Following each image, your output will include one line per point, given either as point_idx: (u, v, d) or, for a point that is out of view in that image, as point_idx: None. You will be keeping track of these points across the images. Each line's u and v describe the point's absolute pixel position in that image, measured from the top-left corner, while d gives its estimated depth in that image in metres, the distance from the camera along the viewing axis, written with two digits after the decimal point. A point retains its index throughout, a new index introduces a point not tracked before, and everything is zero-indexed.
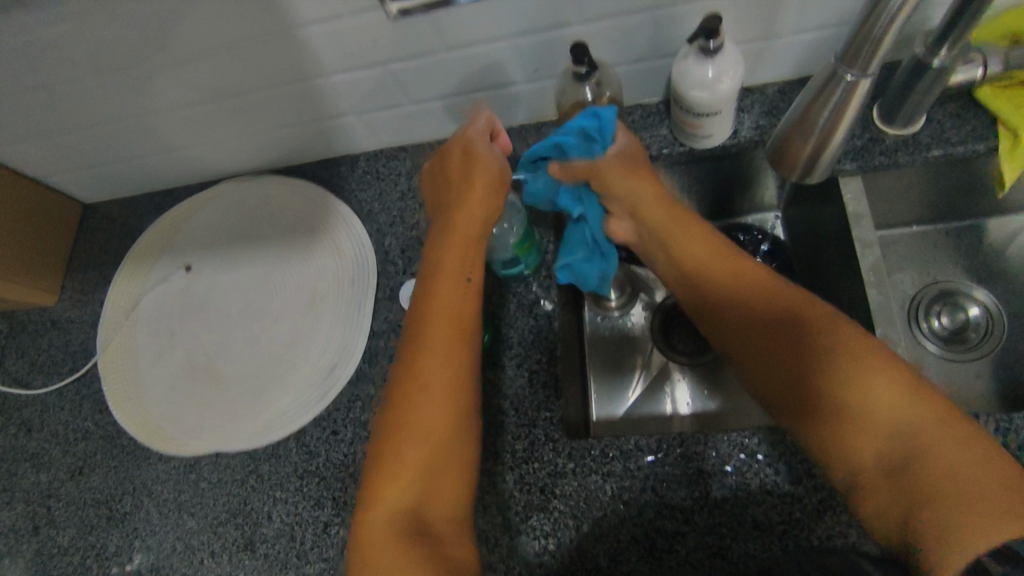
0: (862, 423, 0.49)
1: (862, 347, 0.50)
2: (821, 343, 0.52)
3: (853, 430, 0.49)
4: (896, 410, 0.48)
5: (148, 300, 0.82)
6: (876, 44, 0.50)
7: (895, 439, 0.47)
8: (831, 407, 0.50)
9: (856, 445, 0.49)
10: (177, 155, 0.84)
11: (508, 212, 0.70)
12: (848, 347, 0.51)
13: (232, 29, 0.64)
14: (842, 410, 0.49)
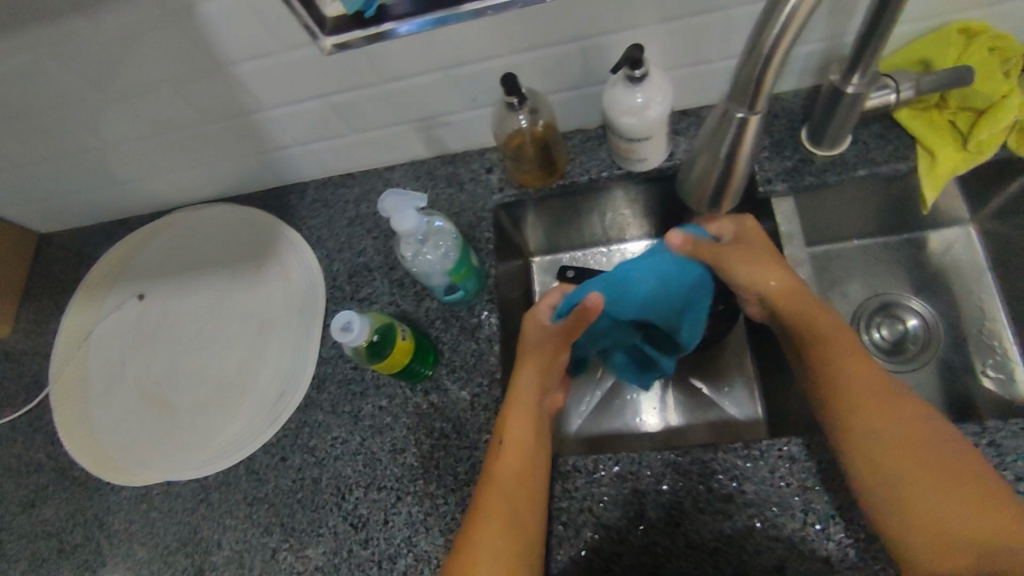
0: (890, 459, 0.53)
1: (903, 411, 0.55)
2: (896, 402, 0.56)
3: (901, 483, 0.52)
4: (938, 464, 0.52)
5: (99, 330, 0.82)
6: (761, 86, 0.47)
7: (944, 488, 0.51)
8: (881, 458, 0.54)
9: (886, 488, 0.53)
10: (128, 187, 0.85)
11: (443, 238, 0.68)
12: (914, 415, 0.55)
13: (170, 68, 0.66)
14: (864, 443, 0.55)
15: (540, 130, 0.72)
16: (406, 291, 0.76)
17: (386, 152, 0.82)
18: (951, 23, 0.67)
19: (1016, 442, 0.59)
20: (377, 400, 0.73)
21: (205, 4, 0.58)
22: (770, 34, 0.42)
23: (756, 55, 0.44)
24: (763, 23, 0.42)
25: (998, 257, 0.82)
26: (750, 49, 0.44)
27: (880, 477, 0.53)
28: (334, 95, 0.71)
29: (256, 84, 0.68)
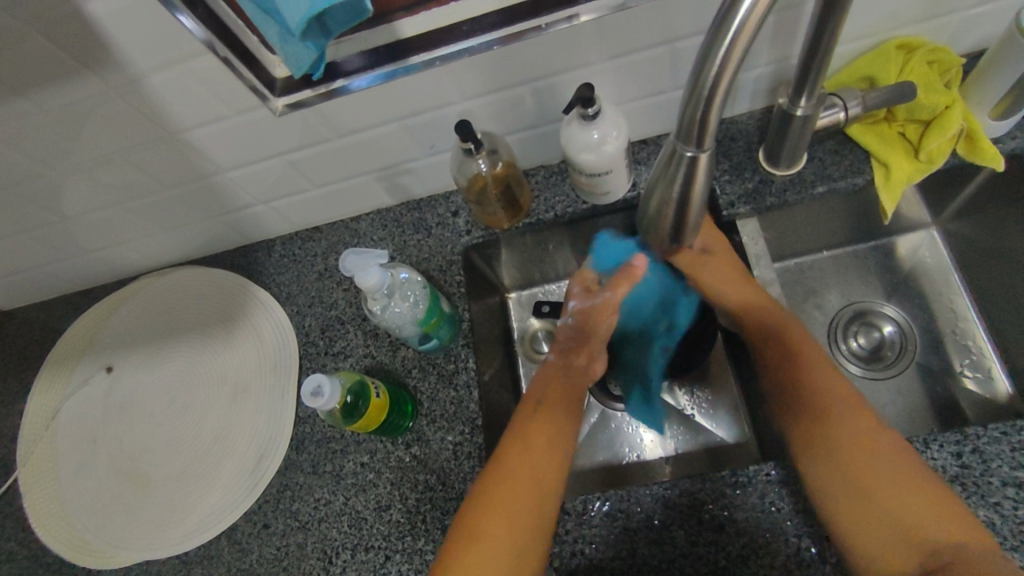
0: (834, 462, 0.57)
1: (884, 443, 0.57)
2: (845, 415, 0.60)
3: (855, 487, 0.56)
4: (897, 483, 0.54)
5: (67, 408, 0.79)
6: (704, 128, 0.42)
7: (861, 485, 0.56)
8: (856, 458, 0.57)
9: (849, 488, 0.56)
10: (89, 257, 0.83)
11: (412, 288, 0.68)
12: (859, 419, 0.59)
13: (124, 140, 0.65)
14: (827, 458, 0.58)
15: (500, 171, 0.73)
16: (381, 342, 0.75)
17: (351, 203, 0.81)
18: (890, 40, 0.71)
19: (998, 446, 0.59)
20: (359, 456, 0.71)
21: (152, 77, 0.58)
22: (706, 77, 0.40)
23: (694, 98, 0.41)
24: (697, 68, 0.40)
25: (963, 258, 0.83)
26: (688, 93, 0.41)
27: (825, 487, 0.57)
28: (293, 154, 0.71)
29: (213, 150, 0.69)
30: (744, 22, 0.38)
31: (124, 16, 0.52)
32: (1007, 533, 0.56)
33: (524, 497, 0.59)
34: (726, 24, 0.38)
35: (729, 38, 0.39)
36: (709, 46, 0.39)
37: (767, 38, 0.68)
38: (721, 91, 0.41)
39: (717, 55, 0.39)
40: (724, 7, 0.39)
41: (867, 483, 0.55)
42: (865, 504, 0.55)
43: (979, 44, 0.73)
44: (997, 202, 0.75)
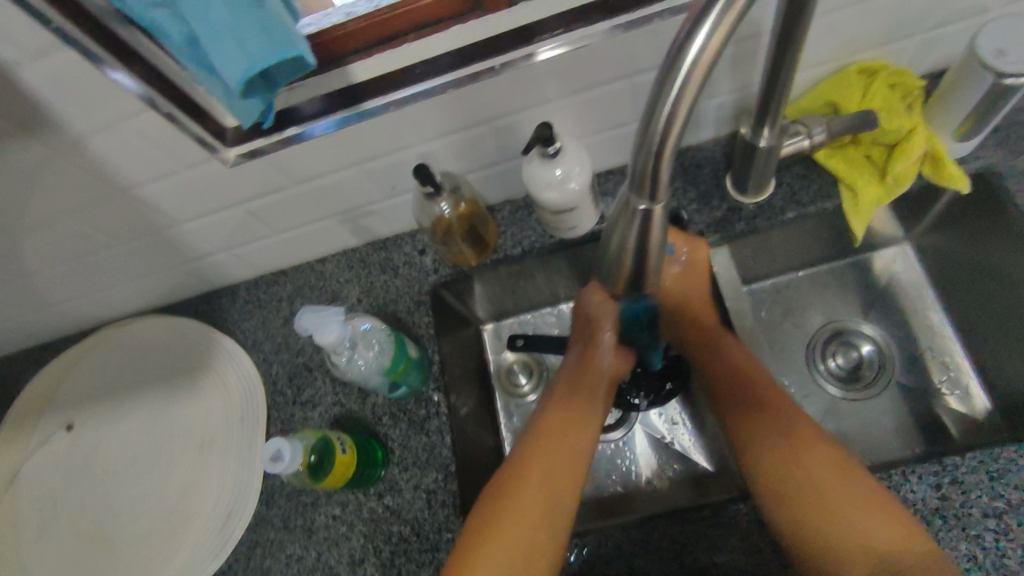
0: (793, 473, 0.59)
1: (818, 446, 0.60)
2: (786, 418, 0.63)
3: (828, 509, 0.56)
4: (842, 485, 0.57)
5: (25, 470, 0.76)
6: (658, 178, 0.37)
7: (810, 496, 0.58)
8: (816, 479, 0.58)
9: (798, 499, 0.58)
10: (45, 313, 0.81)
11: (376, 335, 0.66)
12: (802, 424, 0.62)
13: (70, 198, 0.63)
14: (778, 465, 0.60)
15: (464, 210, 0.72)
16: (350, 389, 0.73)
17: (316, 246, 0.80)
18: (850, 64, 0.70)
19: (977, 476, 0.58)
20: (331, 509, 0.69)
21: (94, 136, 0.57)
22: (658, 122, 0.35)
23: (645, 144, 0.36)
24: (647, 111, 0.36)
25: (936, 274, 0.82)
26: (638, 139, 0.37)
27: (783, 498, 0.58)
28: (251, 202, 0.70)
29: (166, 202, 0.67)
30: (696, 62, 0.34)
31: (61, 78, 0.51)
32: (989, 565, 0.55)
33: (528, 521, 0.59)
34: (676, 65, 0.34)
35: (680, 81, 0.34)
36: (659, 86, 0.35)
37: (726, 69, 0.67)
38: (672, 142, 0.36)
39: (669, 98, 0.35)
40: (673, 47, 0.35)
41: (836, 502, 0.56)
42: (816, 521, 0.56)
43: (938, 65, 0.73)
44: (965, 219, 0.75)
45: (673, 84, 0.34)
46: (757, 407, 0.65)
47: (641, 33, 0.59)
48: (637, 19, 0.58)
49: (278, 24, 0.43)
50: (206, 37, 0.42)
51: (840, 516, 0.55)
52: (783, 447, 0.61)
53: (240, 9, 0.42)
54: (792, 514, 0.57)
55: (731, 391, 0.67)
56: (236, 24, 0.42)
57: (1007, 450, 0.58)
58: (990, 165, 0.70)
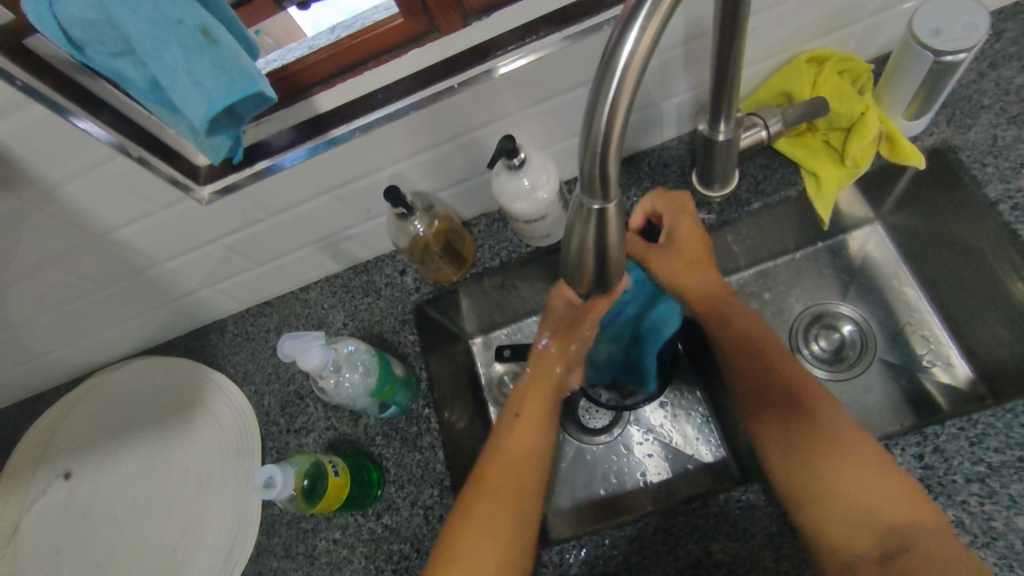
0: (821, 461, 0.58)
1: (849, 449, 0.58)
2: (822, 409, 0.61)
3: (828, 488, 0.57)
4: (862, 491, 0.56)
5: (25, 522, 0.76)
6: (607, 178, 0.39)
7: (811, 491, 0.57)
8: (823, 448, 0.59)
9: (798, 474, 0.59)
10: (34, 364, 0.81)
11: (360, 357, 0.67)
12: (822, 422, 0.60)
13: (51, 247, 0.65)
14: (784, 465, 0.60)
15: (439, 227, 0.74)
16: (342, 412, 0.74)
17: (298, 274, 0.81)
18: (800, 54, 0.73)
19: (957, 443, 0.59)
20: (330, 533, 0.69)
21: (67, 185, 0.59)
22: (599, 122, 0.37)
23: (589, 148, 0.38)
24: (588, 115, 0.37)
25: (909, 249, 0.84)
26: (583, 144, 0.38)
27: (794, 487, 0.59)
28: (229, 237, 0.71)
29: (145, 243, 0.68)
30: (627, 66, 0.36)
31: (31, 133, 0.53)
32: (976, 530, 0.56)
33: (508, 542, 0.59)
34: (611, 67, 0.37)
35: (616, 80, 0.36)
36: (598, 89, 0.37)
37: (679, 70, 0.69)
38: (615, 141, 0.38)
39: (607, 98, 0.37)
40: (608, 49, 0.37)
41: (838, 488, 0.57)
42: (845, 497, 0.56)
43: (884, 48, 0.76)
44: (927, 193, 0.77)
45: (608, 86, 0.36)
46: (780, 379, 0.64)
47: (591, 41, 0.61)
48: (585, 29, 0.61)
49: (232, 61, 0.45)
50: (165, 80, 0.44)
51: (869, 503, 0.55)
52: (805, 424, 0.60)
53: (194, 50, 0.44)
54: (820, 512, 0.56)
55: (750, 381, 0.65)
56: (191, 65, 0.44)
57: (984, 414, 0.59)
58: (945, 140, 0.72)
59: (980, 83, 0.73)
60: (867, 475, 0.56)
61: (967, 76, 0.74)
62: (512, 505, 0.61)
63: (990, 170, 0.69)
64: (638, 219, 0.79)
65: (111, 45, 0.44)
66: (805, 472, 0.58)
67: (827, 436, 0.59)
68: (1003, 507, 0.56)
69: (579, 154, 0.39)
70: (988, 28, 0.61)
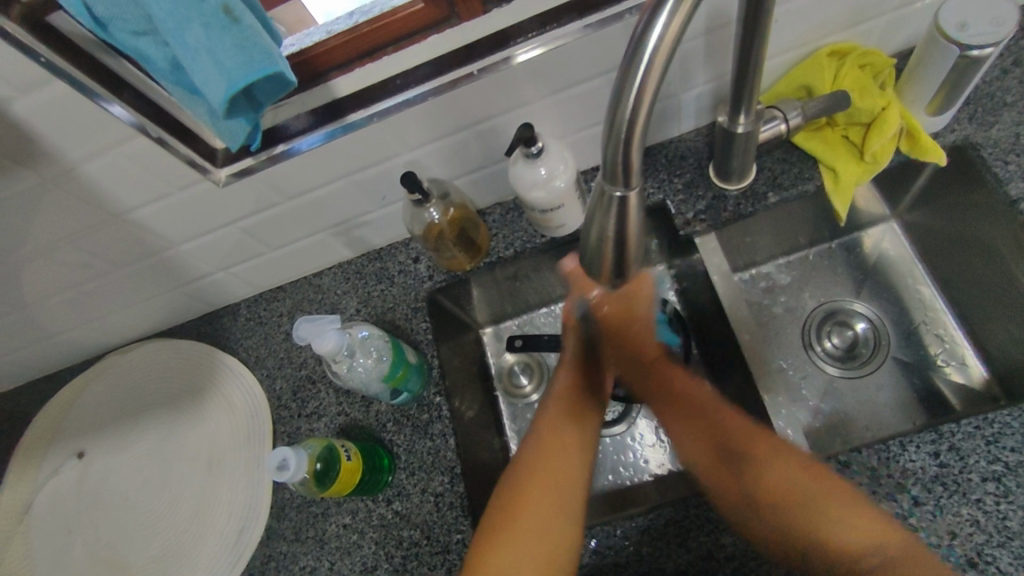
0: (766, 494, 0.56)
1: (826, 482, 0.55)
2: (772, 446, 0.58)
3: (782, 510, 0.55)
4: (821, 514, 0.53)
5: (39, 499, 0.77)
6: (630, 167, 0.38)
7: (771, 516, 0.55)
8: (766, 473, 0.56)
9: (759, 496, 0.56)
10: (49, 343, 0.82)
11: (373, 343, 0.67)
12: (769, 447, 0.58)
13: (68, 226, 0.65)
14: (760, 490, 0.56)
15: (453, 215, 0.74)
16: (353, 398, 0.74)
17: (311, 259, 0.81)
18: (821, 48, 0.72)
19: (973, 441, 0.59)
20: (340, 518, 0.70)
21: (86, 164, 0.59)
22: (624, 109, 0.37)
23: (614, 135, 0.37)
24: (614, 101, 0.37)
25: (925, 248, 0.83)
26: (607, 131, 0.38)
27: (757, 512, 0.56)
28: (244, 220, 0.71)
29: (161, 225, 0.69)
30: (655, 52, 0.36)
31: (52, 111, 0.53)
32: (991, 529, 0.56)
33: (549, 525, 0.58)
34: (639, 52, 0.36)
35: (643, 66, 0.36)
36: (624, 75, 0.36)
37: (699, 61, 0.69)
38: (639, 129, 0.37)
39: (634, 85, 0.36)
40: (635, 36, 0.36)
41: (779, 492, 0.55)
42: (821, 516, 0.53)
43: (908, 43, 0.75)
44: (947, 192, 0.76)
45: (636, 70, 0.36)
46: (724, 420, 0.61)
47: (612, 30, 0.61)
48: (607, 17, 0.60)
49: (253, 40, 0.45)
50: (187, 59, 0.44)
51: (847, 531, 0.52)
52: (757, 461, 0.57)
53: (216, 29, 0.43)
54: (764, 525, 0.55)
55: (699, 419, 0.62)
56: (213, 44, 0.43)
57: (1000, 414, 0.59)
58: (967, 137, 0.72)
59: (1003, 80, 0.73)
60: (839, 502, 0.53)
61: (991, 72, 0.74)
62: (559, 514, 0.58)
63: (1012, 167, 0.68)
64: (653, 211, 0.79)
65: (134, 24, 0.44)
66: (759, 493, 0.56)
67: (785, 472, 0.56)
68: (1019, 506, 0.56)
69: (602, 142, 0.39)
70: (1015, 23, 0.60)
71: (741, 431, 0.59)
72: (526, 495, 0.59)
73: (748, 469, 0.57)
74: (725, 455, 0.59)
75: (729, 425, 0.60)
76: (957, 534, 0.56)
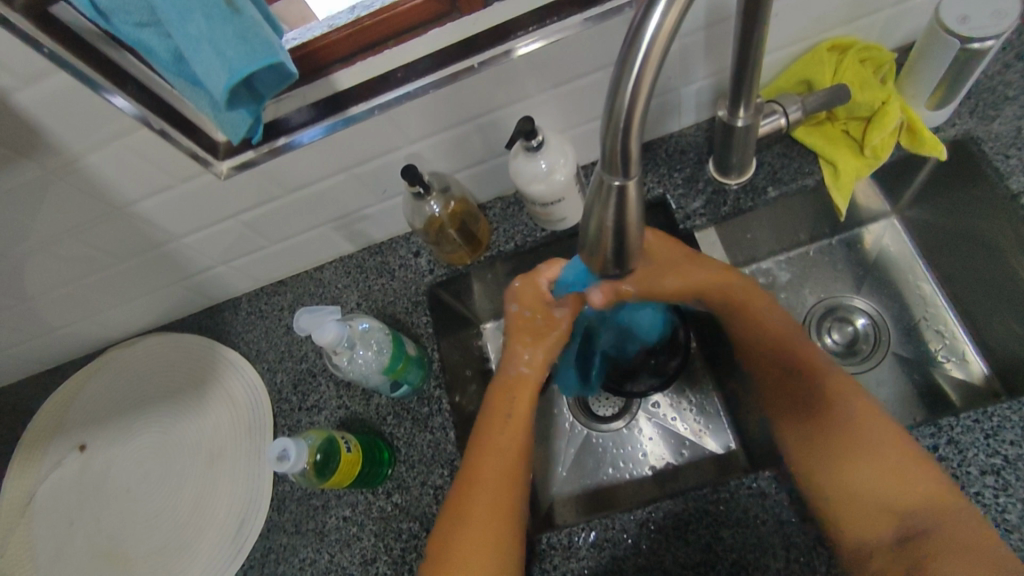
0: (841, 455, 0.60)
1: (887, 443, 0.59)
2: (845, 410, 0.62)
3: (843, 473, 0.60)
4: (880, 479, 0.58)
5: (40, 492, 0.78)
6: (629, 156, 0.38)
7: (833, 483, 0.60)
8: (845, 436, 0.61)
9: (818, 457, 0.61)
10: (51, 337, 0.82)
11: (374, 335, 0.68)
12: (856, 410, 0.62)
13: (71, 218, 0.65)
14: (830, 458, 0.61)
15: (454, 208, 0.74)
16: (353, 391, 0.75)
17: (313, 253, 0.81)
18: (821, 42, 0.72)
19: (972, 434, 0.59)
20: (340, 510, 0.70)
21: (88, 156, 0.59)
22: (623, 99, 0.37)
23: (612, 125, 0.37)
24: (612, 90, 0.37)
25: (926, 243, 0.83)
26: (605, 120, 0.38)
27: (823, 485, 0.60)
28: (245, 213, 0.72)
29: (163, 218, 0.69)
30: (653, 41, 0.36)
31: (54, 102, 0.54)
32: (990, 523, 0.56)
33: (497, 521, 0.60)
34: (637, 41, 0.36)
35: (641, 54, 0.36)
36: (622, 65, 0.36)
37: (699, 55, 0.69)
38: (637, 118, 0.37)
39: (632, 74, 0.36)
40: (633, 25, 0.37)
41: (848, 456, 0.60)
42: (879, 480, 0.58)
43: (908, 38, 0.75)
44: (947, 187, 0.76)
45: (634, 59, 0.36)
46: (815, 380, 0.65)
47: (612, 23, 0.61)
48: (607, 11, 0.60)
49: (254, 31, 0.45)
50: (189, 50, 0.44)
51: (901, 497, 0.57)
52: (825, 425, 0.62)
53: (218, 20, 0.43)
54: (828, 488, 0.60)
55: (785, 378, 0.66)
56: (214, 35, 0.44)
57: (1000, 407, 0.59)
58: (967, 131, 0.72)
59: (1004, 75, 0.73)
60: (894, 464, 0.58)
61: (992, 67, 0.73)
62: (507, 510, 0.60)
63: (1013, 161, 0.68)
64: (653, 206, 0.79)
65: (136, 15, 0.44)
66: (829, 464, 0.61)
67: (869, 443, 0.60)
68: (1018, 500, 0.56)
69: (601, 132, 0.39)
70: (1016, 16, 0.60)
71: (829, 388, 0.64)
72: (478, 488, 0.61)
73: (818, 432, 0.62)
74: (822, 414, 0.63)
75: (815, 384, 0.65)
76: None
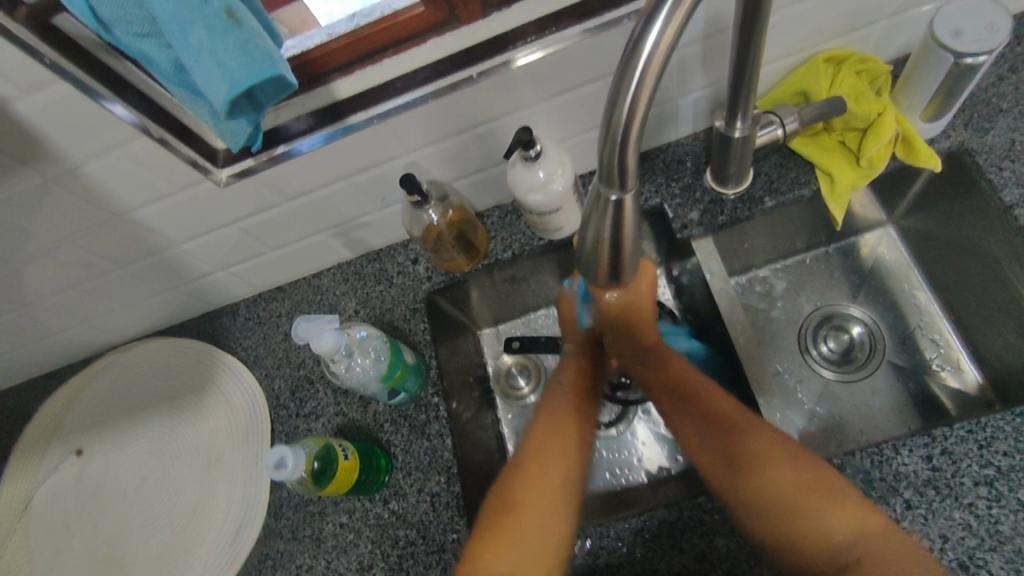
0: (734, 476, 0.60)
1: (799, 461, 0.58)
2: (743, 433, 0.62)
3: (747, 490, 0.59)
4: (788, 497, 0.57)
5: (37, 497, 0.78)
6: (626, 168, 0.39)
7: (742, 499, 0.59)
8: (745, 458, 0.60)
9: (737, 470, 0.60)
10: (49, 341, 0.82)
11: (372, 343, 0.68)
12: (761, 433, 0.61)
13: (71, 225, 0.65)
14: (734, 476, 0.60)
15: (453, 216, 0.74)
16: (351, 398, 0.75)
17: (311, 260, 0.81)
18: (817, 54, 0.73)
19: (966, 445, 0.59)
20: (338, 516, 0.70)
21: (88, 164, 0.59)
22: (620, 113, 0.37)
23: (609, 138, 0.38)
24: (610, 105, 0.37)
25: (921, 253, 0.83)
26: (603, 133, 0.38)
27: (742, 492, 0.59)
28: (244, 220, 0.72)
29: (162, 225, 0.69)
30: (650, 58, 0.36)
31: (55, 111, 0.54)
32: (982, 533, 0.56)
33: (542, 522, 0.60)
34: (634, 57, 0.37)
35: (638, 70, 0.36)
36: (619, 80, 0.37)
37: (697, 66, 0.69)
38: (634, 133, 0.38)
39: (629, 90, 0.37)
40: (630, 42, 0.37)
41: (758, 479, 0.59)
42: (793, 500, 0.56)
43: (904, 50, 0.75)
44: (942, 197, 0.76)
45: (631, 75, 0.36)
46: (713, 408, 0.65)
47: (611, 34, 0.61)
48: (606, 22, 0.61)
49: (255, 42, 0.45)
50: (189, 61, 0.44)
51: (823, 521, 0.55)
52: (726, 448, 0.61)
53: (219, 31, 0.44)
54: (741, 499, 0.59)
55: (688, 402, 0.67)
56: (214, 46, 0.44)
57: (993, 418, 0.59)
58: (962, 143, 0.72)
59: (998, 87, 0.73)
60: (813, 483, 0.56)
61: (987, 79, 0.74)
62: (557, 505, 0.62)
63: (1007, 174, 0.69)
64: (651, 214, 0.79)
65: (137, 26, 0.45)
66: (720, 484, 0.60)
67: (770, 464, 0.59)
68: (1010, 510, 0.56)
69: (598, 146, 0.39)
70: (1010, 31, 0.61)
71: (728, 416, 0.64)
72: (524, 493, 0.62)
73: (716, 455, 0.62)
74: (732, 432, 0.62)
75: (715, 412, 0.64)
76: (949, 538, 0.57)
